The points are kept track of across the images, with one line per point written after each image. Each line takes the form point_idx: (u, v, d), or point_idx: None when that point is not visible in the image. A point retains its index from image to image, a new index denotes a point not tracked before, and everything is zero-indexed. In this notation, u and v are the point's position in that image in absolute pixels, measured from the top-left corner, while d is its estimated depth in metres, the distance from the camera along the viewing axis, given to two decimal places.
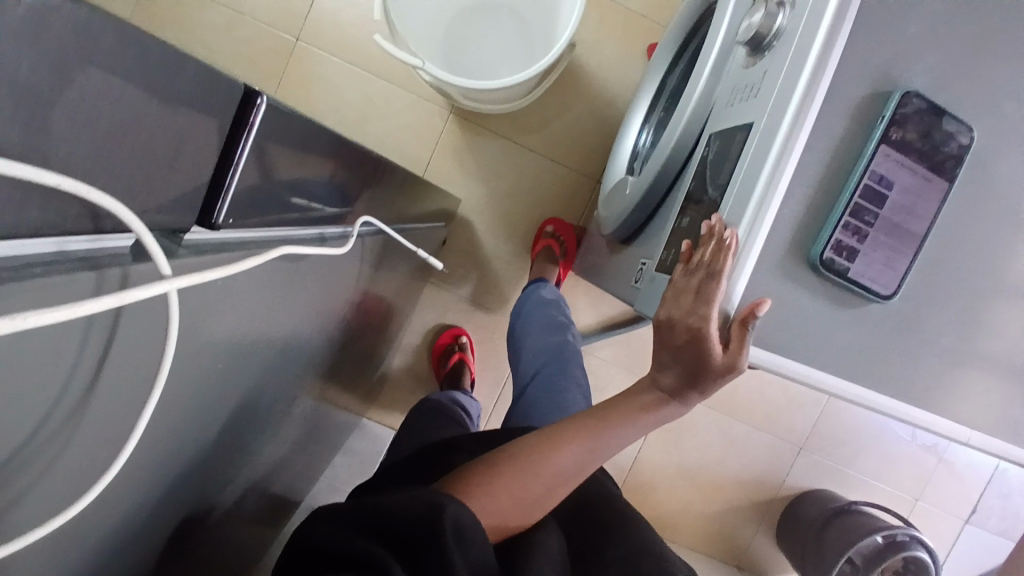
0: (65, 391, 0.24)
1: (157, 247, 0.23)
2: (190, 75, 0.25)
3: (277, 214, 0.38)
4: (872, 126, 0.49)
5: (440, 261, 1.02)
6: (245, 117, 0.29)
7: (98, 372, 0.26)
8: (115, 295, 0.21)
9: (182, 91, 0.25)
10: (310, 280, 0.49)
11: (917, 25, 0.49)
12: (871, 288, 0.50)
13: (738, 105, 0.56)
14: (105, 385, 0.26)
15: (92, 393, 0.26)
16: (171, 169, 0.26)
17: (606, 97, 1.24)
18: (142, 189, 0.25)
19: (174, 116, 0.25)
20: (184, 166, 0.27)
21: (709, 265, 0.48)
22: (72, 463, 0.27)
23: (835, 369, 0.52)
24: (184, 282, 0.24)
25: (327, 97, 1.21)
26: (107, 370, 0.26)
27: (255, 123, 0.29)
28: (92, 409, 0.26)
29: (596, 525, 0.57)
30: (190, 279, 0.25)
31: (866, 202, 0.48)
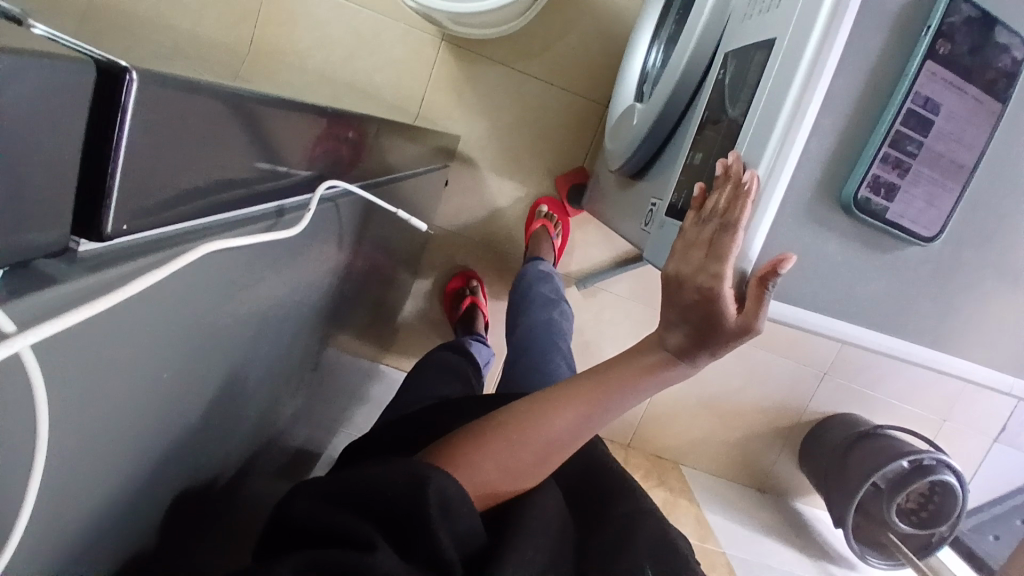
0: None
1: None
2: (50, 73, 0.19)
3: (218, 197, 0.33)
4: (915, 39, 0.41)
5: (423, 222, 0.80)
6: (114, 104, 0.22)
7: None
8: None
9: (45, 93, 0.19)
10: (284, 256, 0.44)
11: None
12: (911, 231, 0.44)
13: (757, 18, 0.48)
14: (17, 439, 0.22)
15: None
16: (55, 188, 0.21)
17: (610, 12, 1.14)
18: (12, 216, 0.20)
19: (40, 125, 0.20)
20: (68, 178, 0.22)
21: (723, 214, 0.43)
22: (5, 522, 0.23)
23: (867, 322, 0.46)
24: (37, 336, 0.19)
25: (311, 34, 1.12)
26: (17, 422, 0.22)
27: (129, 112, 0.22)
28: (1, 471, 0.22)
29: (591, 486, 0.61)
30: (51, 329, 0.20)
31: (907, 131, 0.41)
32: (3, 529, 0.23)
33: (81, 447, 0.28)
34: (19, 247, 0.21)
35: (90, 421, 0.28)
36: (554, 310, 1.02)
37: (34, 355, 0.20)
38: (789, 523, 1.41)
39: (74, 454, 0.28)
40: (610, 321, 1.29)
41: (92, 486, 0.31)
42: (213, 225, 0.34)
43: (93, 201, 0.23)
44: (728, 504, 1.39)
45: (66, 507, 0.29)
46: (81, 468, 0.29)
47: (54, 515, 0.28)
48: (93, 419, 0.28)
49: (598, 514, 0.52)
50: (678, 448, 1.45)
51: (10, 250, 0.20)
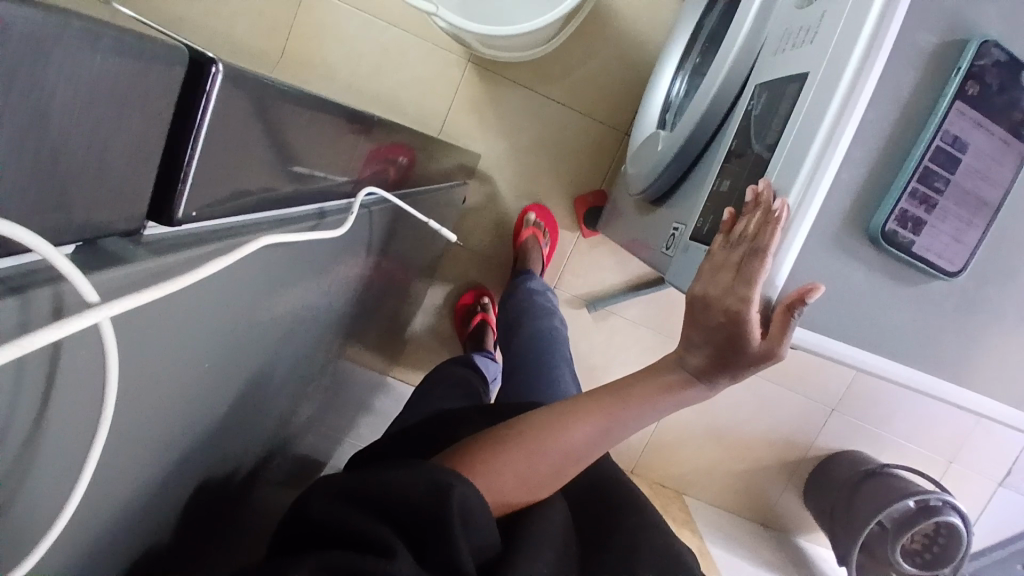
0: (13, 433, 0.21)
1: (74, 272, 0.19)
2: (145, 63, 0.21)
3: (264, 195, 0.34)
4: (945, 78, 0.42)
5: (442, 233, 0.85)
6: (197, 98, 0.23)
7: (49, 407, 0.22)
8: (21, 341, 0.17)
9: (138, 80, 0.20)
10: (318, 260, 0.45)
11: None
12: (936, 265, 0.44)
13: (789, 53, 0.50)
14: (72, 412, 0.23)
15: (48, 430, 0.22)
16: (134, 171, 0.23)
17: (634, 41, 1.16)
18: (97, 192, 0.21)
19: (129, 110, 0.21)
20: (149, 163, 0.23)
21: (752, 239, 0.44)
22: (47, 497, 0.24)
23: (891, 353, 0.47)
24: (116, 308, 0.20)
25: (340, 48, 1.14)
26: (72, 397, 0.23)
27: (208, 109, 0.24)
28: (50, 444, 0.23)
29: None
30: (128, 304, 0.21)
31: (935, 167, 0.42)
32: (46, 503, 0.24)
33: (123, 430, 0.28)
34: (96, 224, 0.22)
35: (131, 405, 0.28)
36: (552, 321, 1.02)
37: (110, 328, 0.21)
38: (792, 561, 1.39)
39: (115, 437, 0.28)
40: (620, 345, 1.29)
41: (124, 471, 0.31)
42: (259, 221, 0.35)
43: (165, 189, 0.25)
44: (730, 537, 1.37)
45: (101, 488, 0.30)
46: (116, 451, 0.29)
47: (88, 496, 0.29)
48: (135, 402, 0.28)
49: (609, 522, 0.52)
50: (681, 477, 1.44)
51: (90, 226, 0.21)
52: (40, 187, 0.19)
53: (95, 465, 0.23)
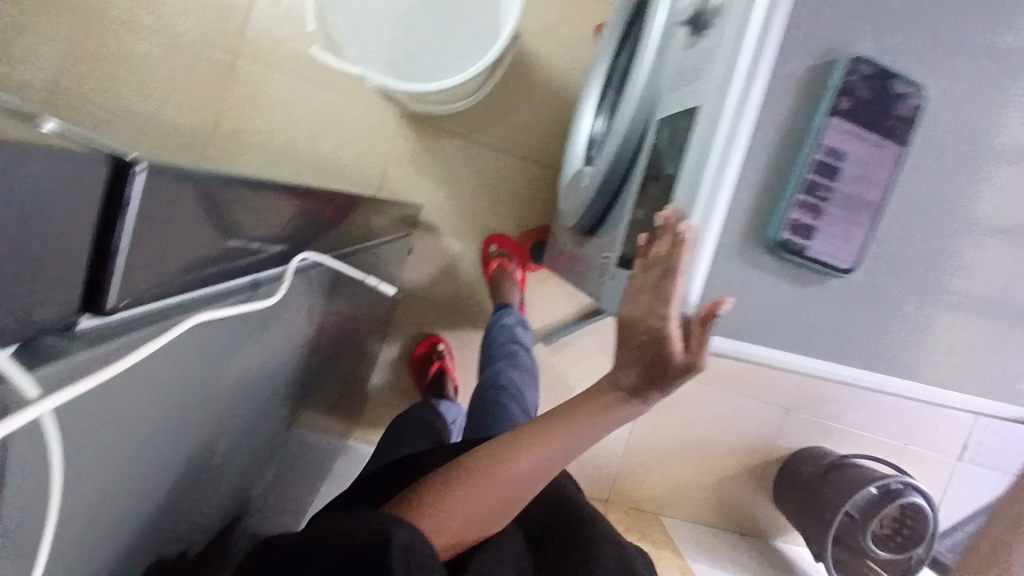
0: None
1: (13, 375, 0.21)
2: (61, 174, 0.22)
3: (195, 273, 0.36)
4: (818, 100, 0.47)
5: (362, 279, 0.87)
6: (120, 195, 0.25)
7: None
8: None
9: (55, 189, 0.22)
10: (259, 326, 0.46)
11: None
12: (831, 264, 0.49)
13: (682, 90, 0.54)
14: (17, 510, 0.24)
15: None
16: (61, 270, 0.24)
17: (556, 84, 1.22)
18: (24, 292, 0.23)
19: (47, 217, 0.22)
20: (74, 260, 0.25)
21: (666, 260, 0.47)
22: None
23: (802, 350, 0.51)
24: (55, 402, 0.22)
25: (274, 116, 1.16)
26: (15, 495, 0.24)
27: (133, 203, 0.26)
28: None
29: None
30: (67, 395, 0.23)
31: (818, 178, 0.47)
32: None
33: (70, 519, 0.29)
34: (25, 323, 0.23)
35: (75, 495, 0.29)
36: (517, 360, 1.05)
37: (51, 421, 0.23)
38: (772, 565, 1.42)
39: (67, 524, 0.29)
40: (578, 373, 1.32)
41: (77, 557, 0.32)
42: (191, 298, 0.37)
43: (97, 281, 0.27)
44: (708, 549, 1.39)
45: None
46: (65, 542, 0.30)
47: None
48: (80, 492, 0.29)
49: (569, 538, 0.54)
50: (655, 496, 1.46)
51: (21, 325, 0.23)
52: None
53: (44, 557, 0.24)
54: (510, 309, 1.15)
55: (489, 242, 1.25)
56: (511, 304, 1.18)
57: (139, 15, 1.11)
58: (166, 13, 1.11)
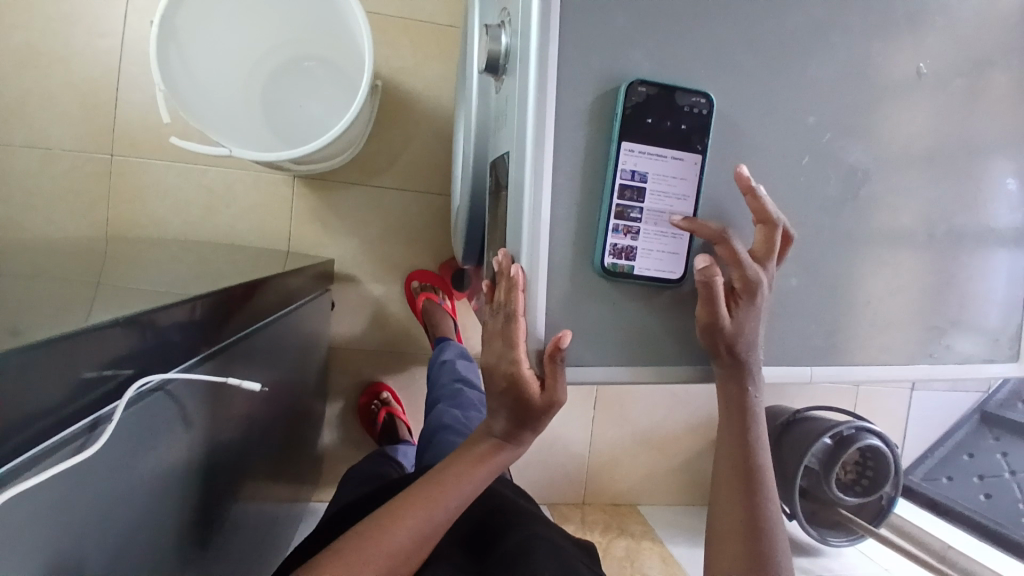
0: None
1: None
2: None
3: (11, 443, 0.36)
4: (610, 125, 0.49)
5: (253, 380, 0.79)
6: None
7: None
8: None
9: None
10: (117, 454, 0.47)
11: (624, 15, 0.49)
12: (660, 277, 0.51)
13: (499, 131, 0.57)
14: None
15: None
16: None
17: (441, 116, 1.25)
18: None
19: None
20: None
21: (506, 305, 0.49)
22: None
23: (660, 360, 0.53)
24: None
25: (163, 201, 1.17)
26: None
27: None
28: None
29: (496, 529, 0.68)
30: None
31: (627, 201, 0.49)
32: None
33: None
34: None
35: None
36: (461, 391, 1.02)
37: None
38: None
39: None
40: None
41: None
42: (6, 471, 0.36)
43: None
44: (689, 530, 1.42)
45: None
46: None
47: None
48: None
49: None
50: (630, 490, 1.48)
51: None
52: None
53: None
54: (449, 342, 1.13)
55: (410, 278, 1.26)
56: (449, 337, 1.15)
57: (5, 131, 1.09)
58: (32, 124, 1.11)
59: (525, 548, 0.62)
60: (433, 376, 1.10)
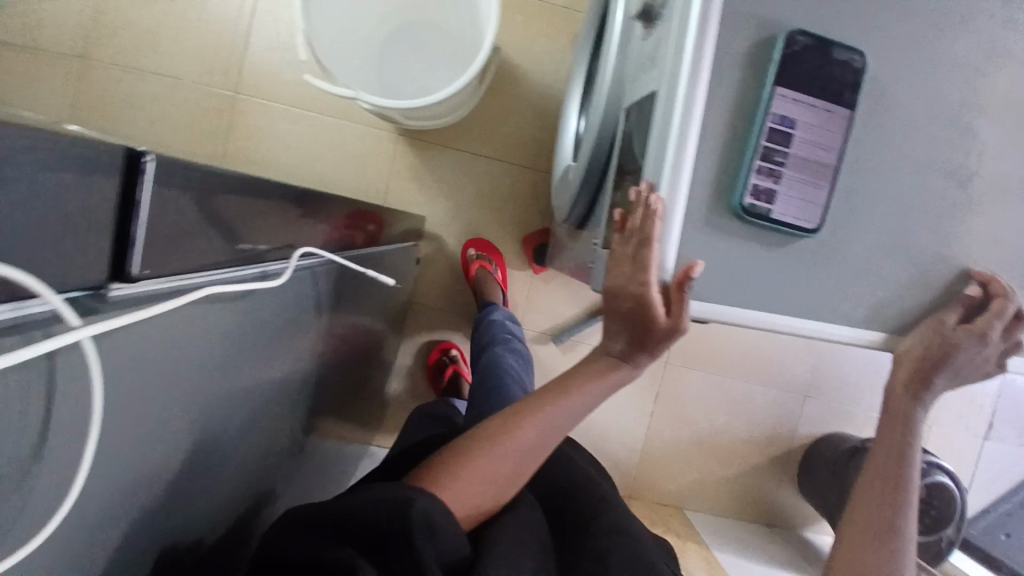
0: (8, 455, 0.25)
1: (63, 306, 0.25)
2: (78, 148, 0.26)
3: (211, 258, 0.39)
4: (765, 71, 0.51)
5: (386, 276, 1.02)
6: (135, 184, 0.30)
7: (40, 435, 0.26)
8: (23, 350, 0.23)
9: (72, 164, 0.26)
10: (272, 313, 0.50)
11: None
12: (796, 225, 0.52)
13: (642, 76, 0.59)
14: (65, 439, 0.28)
15: (38, 455, 0.26)
16: (73, 245, 0.27)
17: (545, 93, 1.28)
18: (71, 264, 0.27)
19: (69, 179, 0.26)
20: (100, 242, 0.29)
21: (640, 232, 0.51)
22: (44, 510, 0.28)
23: (777, 308, 0.54)
24: (92, 329, 0.26)
25: (276, 143, 1.24)
26: (70, 414, 0.28)
27: (144, 194, 0.30)
28: (40, 471, 0.27)
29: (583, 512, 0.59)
30: (98, 326, 0.27)
31: (773, 145, 0.50)
32: (44, 512, 0.27)
33: (109, 469, 0.32)
34: (75, 280, 0.28)
35: (113, 446, 0.32)
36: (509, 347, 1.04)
37: (93, 356, 0.27)
38: (801, 552, 1.41)
39: (90, 489, 0.31)
40: None
41: (109, 527, 0.34)
42: (202, 280, 0.39)
43: (121, 244, 0.30)
44: (736, 540, 1.39)
45: (97, 524, 0.33)
46: (104, 492, 0.33)
47: (84, 535, 0.32)
48: (117, 448, 0.32)
49: (579, 534, 0.57)
50: (679, 491, 1.46)
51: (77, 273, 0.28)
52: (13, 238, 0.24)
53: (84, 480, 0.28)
54: (497, 307, 1.14)
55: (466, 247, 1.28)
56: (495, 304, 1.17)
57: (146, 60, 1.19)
58: (169, 57, 1.20)
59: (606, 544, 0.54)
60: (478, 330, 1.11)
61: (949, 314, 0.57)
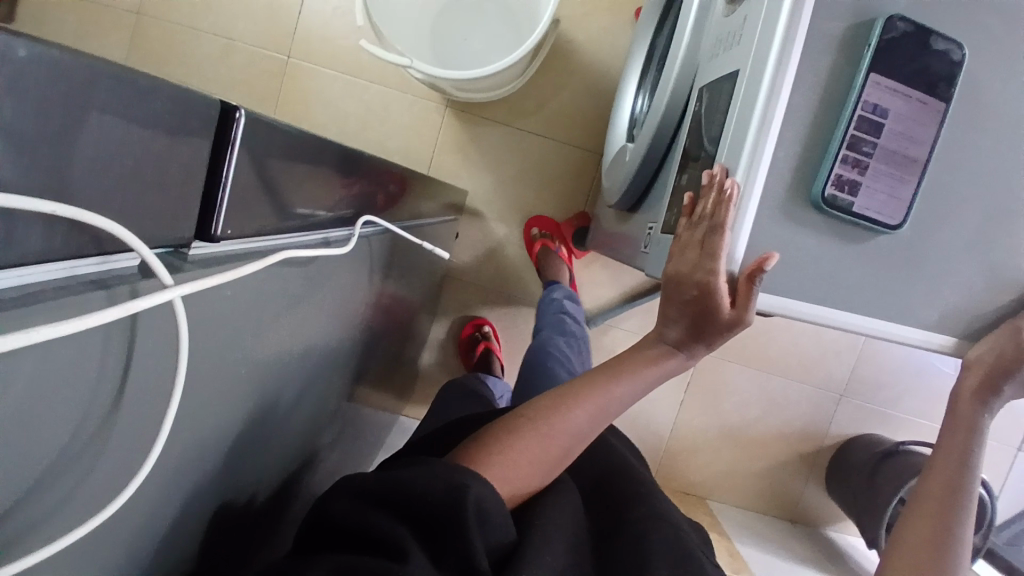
0: (93, 404, 0.25)
1: (156, 261, 0.24)
2: (167, 99, 0.25)
3: (276, 220, 0.39)
4: (858, 56, 0.48)
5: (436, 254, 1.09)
6: (227, 136, 0.29)
7: (122, 387, 0.26)
8: (121, 306, 0.22)
9: (165, 113, 0.25)
10: (332, 279, 0.50)
11: None
12: (878, 220, 0.50)
13: (722, 56, 0.57)
14: (145, 392, 0.27)
15: (120, 406, 0.26)
16: (158, 196, 0.27)
17: (597, 71, 1.25)
18: (156, 220, 0.27)
19: (160, 134, 0.25)
20: (182, 196, 0.28)
21: (712, 217, 0.49)
22: (121, 461, 0.27)
23: (847, 307, 0.52)
24: (187, 289, 0.25)
25: (326, 110, 1.23)
26: (149, 366, 0.27)
27: (235, 146, 0.30)
28: (120, 423, 0.26)
29: (623, 500, 0.58)
30: (193, 286, 0.26)
31: (861, 134, 0.48)
32: (121, 463, 0.27)
33: (181, 424, 0.32)
34: (158, 236, 0.28)
35: (186, 402, 0.32)
36: (564, 323, 1.04)
37: (182, 312, 0.26)
38: (825, 552, 1.39)
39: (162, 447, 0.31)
40: None
41: (176, 483, 0.34)
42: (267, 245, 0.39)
43: (207, 205, 0.31)
44: (760, 535, 1.37)
45: (166, 479, 0.33)
46: (176, 446, 0.33)
47: (155, 488, 0.32)
48: (190, 402, 0.32)
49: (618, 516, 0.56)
50: (703, 482, 1.45)
51: (162, 228, 0.28)
52: (100, 195, 0.23)
53: (166, 436, 0.27)
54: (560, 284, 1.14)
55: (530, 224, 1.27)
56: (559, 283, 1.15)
57: (199, 18, 1.19)
58: (223, 17, 1.19)
59: (644, 531, 0.52)
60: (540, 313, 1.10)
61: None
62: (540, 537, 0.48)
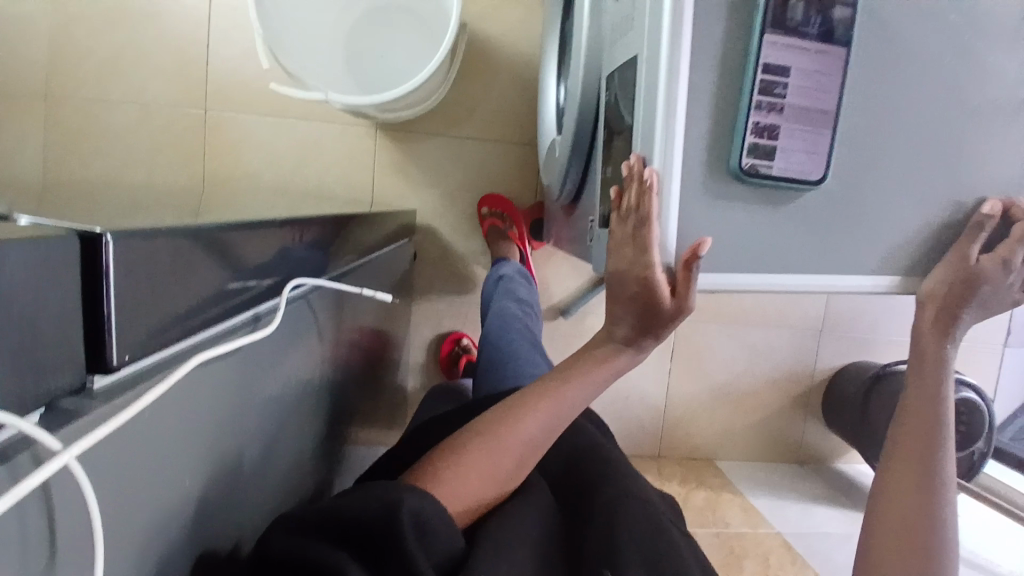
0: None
1: (38, 431, 0.22)
2: (34, 246, 0.24)
3: (206, 312, 0.37)
4: (750, 21, 0.48)
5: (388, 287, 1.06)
6: (99, 264, 0.27)
7: (52, 546, 0.25)
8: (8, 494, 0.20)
9: (32, 265, 0.24)
10: (281, 346, 0.49)
11: None
12: (801, 179, 0.50)
13: (621, 41, 0.57)
14: (79, 540, 0.26)
15: (54, 564, 0.25)
16: (52, 346, 0.25)
17: (520, 64, 1.24)
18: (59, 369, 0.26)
19: (38, 286, 0.24)
20: (82, 333, 0.27)
21: (638, 207, 0.49)
22: None
23: (790, 269, 0.52)
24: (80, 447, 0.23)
25: (257, 155, 1.20)
26: (75, 516, 0.26)
27: (110, 267, 0.27)
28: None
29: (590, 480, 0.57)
30: (86, 442, 0.24)
31: (768, 98, 0.48)
32: None
33: (135, 552, 0.31)
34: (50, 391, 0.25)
35: (134, 530, 0.31)
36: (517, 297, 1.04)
37: (83, 471, 0.24)
38: (836, 487, 1.40)
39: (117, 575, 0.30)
40: None
41: None
42: (196, 341, 0.37)
43: (94, 341, 0.27)
44: (770, 484, 1.39)
45: None
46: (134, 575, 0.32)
47: None
48: (140, 530, 0.31)
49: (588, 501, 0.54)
50: (707, 444, 1.46)
51: (62, 378, 0.26)
52: None
53: None
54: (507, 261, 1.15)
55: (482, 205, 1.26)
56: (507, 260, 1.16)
57: (105, 89, 1.16)
58: (131, 84, 1.16)
59: (614, 509, 0.51)
60: (488, 292, 1.10)
61: (971, 249, 0.55)
62: (501, 540, 0.47)
